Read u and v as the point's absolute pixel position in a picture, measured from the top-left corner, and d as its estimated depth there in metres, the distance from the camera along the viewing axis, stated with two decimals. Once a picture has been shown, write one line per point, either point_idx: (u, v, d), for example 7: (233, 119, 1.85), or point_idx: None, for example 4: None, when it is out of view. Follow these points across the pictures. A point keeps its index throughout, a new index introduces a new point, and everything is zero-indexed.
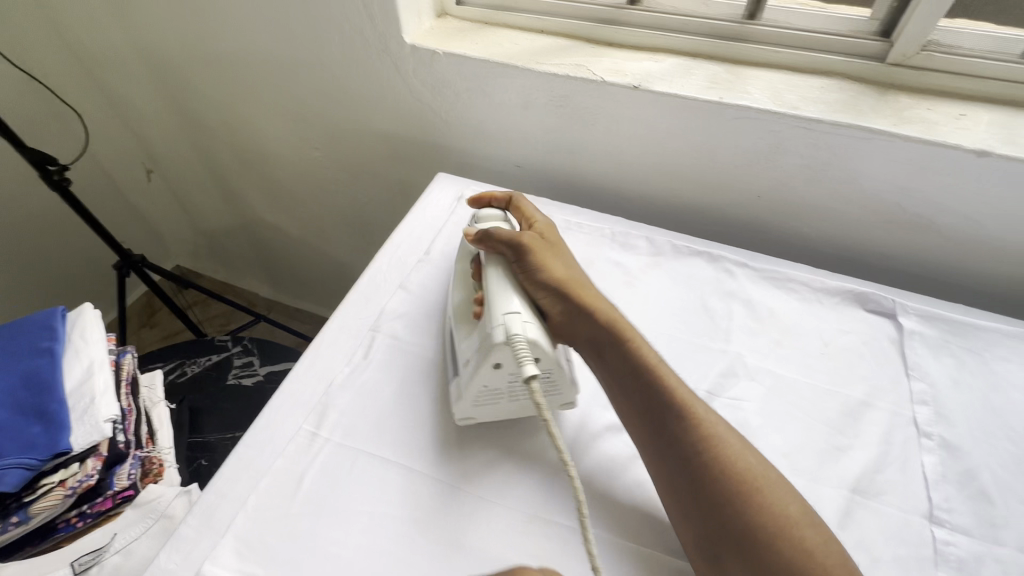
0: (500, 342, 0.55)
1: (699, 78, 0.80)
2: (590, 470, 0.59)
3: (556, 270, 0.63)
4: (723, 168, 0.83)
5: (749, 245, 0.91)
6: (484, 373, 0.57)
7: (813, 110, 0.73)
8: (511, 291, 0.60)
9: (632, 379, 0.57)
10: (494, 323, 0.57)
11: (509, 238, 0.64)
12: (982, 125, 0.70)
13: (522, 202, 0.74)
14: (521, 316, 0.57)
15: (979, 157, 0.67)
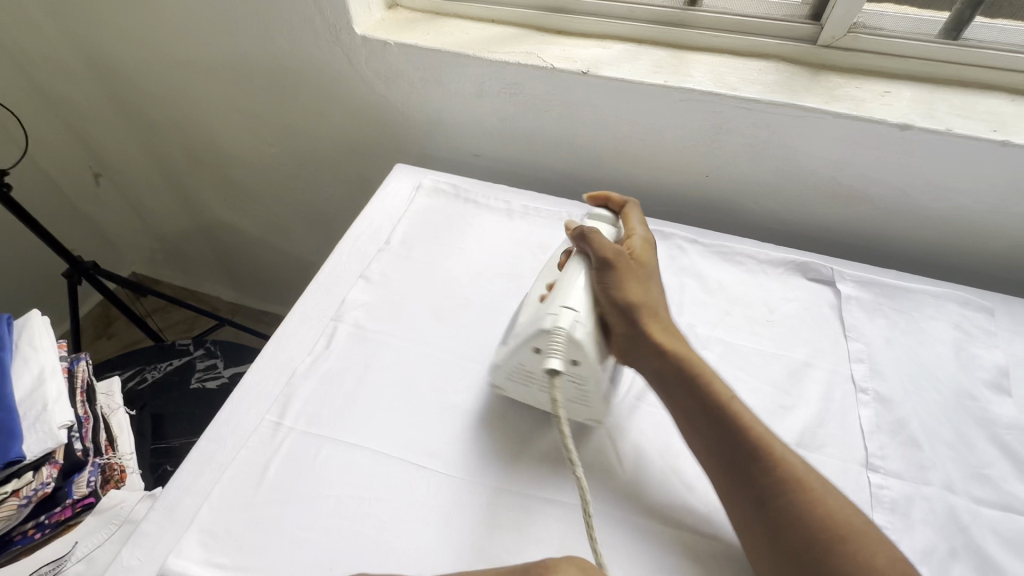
0: (544, 328, 0.56)
1: (646, 63, 0.82)
2: (553, 443, 0.61)
3: (636, 288, 0.62)
4: (672, 149, 0.86)
5: (702, 224, 0.95)
6: (522, 352, 0.59)
7: (751, 91, 0.77)
8: (578, 291, 0.60)
9: (700, 412, 0.55)
10: (549, 310, 0.58)
11: (597, 247, 0.64)
12: (905, 101, 0.75)
13: (632, 212, 0.73)
14: (576, 315, 0.57)
15: (903, 131, 0.72)
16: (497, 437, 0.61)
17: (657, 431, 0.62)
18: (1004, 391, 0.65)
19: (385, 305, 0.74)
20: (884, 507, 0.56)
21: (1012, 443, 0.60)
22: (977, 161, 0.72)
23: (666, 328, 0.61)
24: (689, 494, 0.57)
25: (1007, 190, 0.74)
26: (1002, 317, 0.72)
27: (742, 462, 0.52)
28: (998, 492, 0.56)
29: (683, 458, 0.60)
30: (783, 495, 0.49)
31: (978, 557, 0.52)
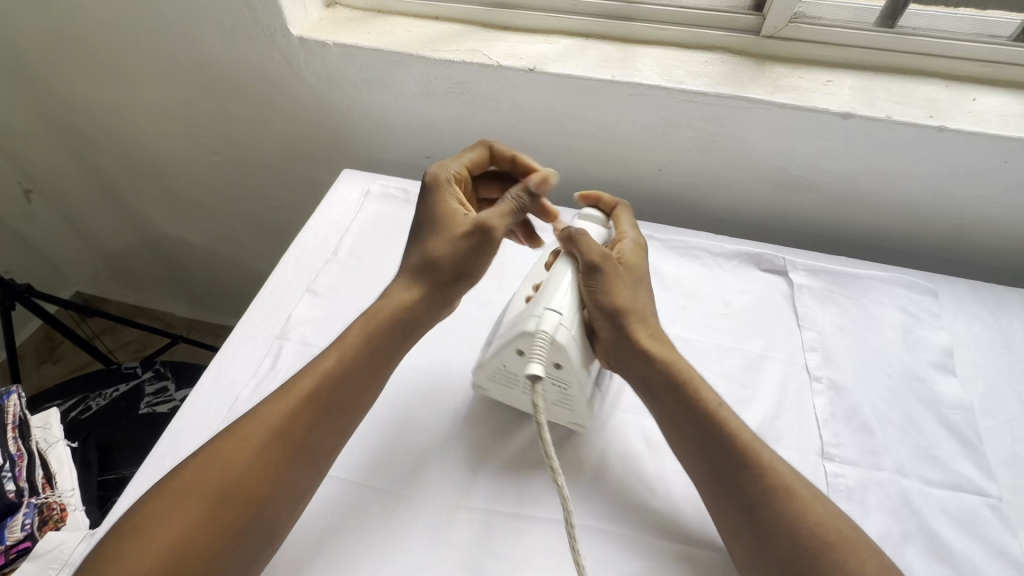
0: (527, 330, 0.55)
1: (593, 57, 0.81)
2: (513, 453, 0.59)
3: (455, 232, 0.62)
4: (624, 145, 0.85)
5: (660, 218, 0.95)
6: (505, 354, 0.57)
7: (698, 83, 0.76)
8: (567, 293, 0.59)
9: (687, 422, 0.55)
10: (533, 312, 0.56)
11: (432, 201, 0.65)
12: (847, 89, 0.76)
13: (624, 214, 0.70)
14: (560, 319, 0.56)
15: (846, 119, 0.73)
16: (454, 449, 0.59)
17: (616, 433, 0.61)
18: (949, 371, 0.66)
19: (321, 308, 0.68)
20: (840, 494, 0.56)
21: (958, 422, 0.62)
22: (916, 147, 0.73)
23: (652, 333, 0.60)
24: (651, 494, 0.56)
25: (945, 174, 0.76)
26: (946, 298, 0.74)
27: (726, 471, 0.51)
28: (947, 472, 0.58)
29: (644, 458, 0.59)
30: (772, 501, 0.48)
31: (929, 539, 0.53)
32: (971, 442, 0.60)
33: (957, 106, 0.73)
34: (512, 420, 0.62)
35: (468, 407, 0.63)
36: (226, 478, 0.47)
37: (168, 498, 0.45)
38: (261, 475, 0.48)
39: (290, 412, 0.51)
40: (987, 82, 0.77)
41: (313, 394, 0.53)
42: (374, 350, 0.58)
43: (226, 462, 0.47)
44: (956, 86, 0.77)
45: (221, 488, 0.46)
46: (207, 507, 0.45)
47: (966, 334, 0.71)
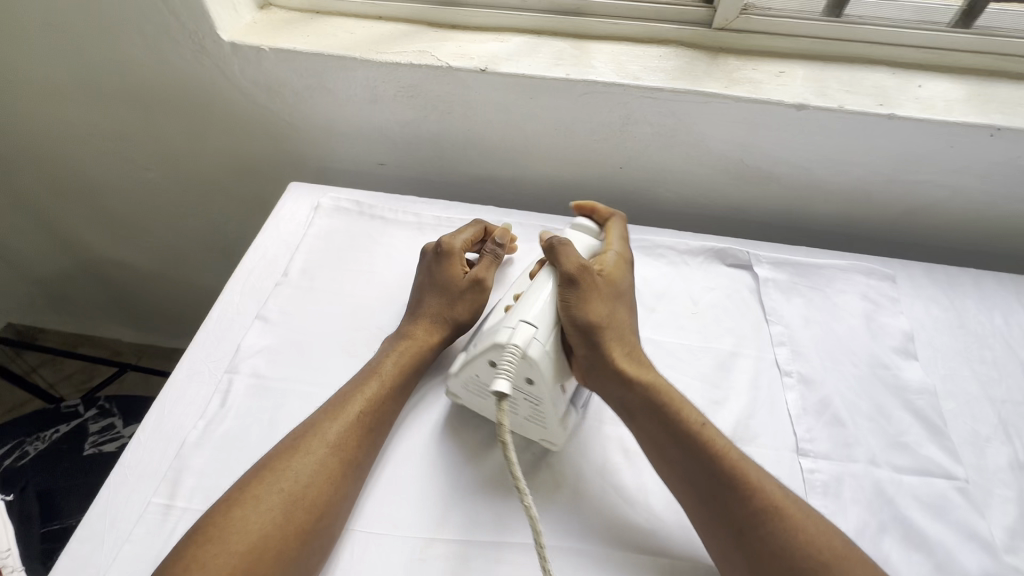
0: (498, 343, 0.53)
1: (546, 55, 0.78)
2: (488, 476, 0.56)
3: (465, 309, 0.66)
4: (584, 144, 0.83)
5: (624, 215, 0.94)
6: (476, 365, 0.55)
7: (653, 78, 0.75)
8: (543, 303, 0.57)
9: (673, 446, 0.53)
10: (505, 324, 0.55)
11: (439, 270, 0.67)
12: (800, 80, 0.76)
13: (615, 228, 0.69)
14: (534, 332, 0.54)
15: (800, 108, 0.73)
16: (425, 477, 0.56)
17: (592, 444, 0.59)
18: (911, 354, 0.68)
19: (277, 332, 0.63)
20: (818, 490, 0.56)
21: (923, 406, 0.63)
22: (870, 134, 0.74)
23: (626, 355, 0.58)
24: (632, 506, 0.55)
25: (896, 160, 0.77)
26: (904, 282, 0.75)
27: (715, 495, 0.50)
28: (917, 457, 0.59)
29: (623, 469, 0.58)
30: (762, 525, 0.48)
31: (904, 528, 0.54)
32: (937, 424, 0.61)
33: (904, 92, 0.74)
34: (485, 440, 0.59)
35: (439, 429, 0.60)
36: (264, 518, 0.47)
37: (208, 539, 0.46)
38: (298, 519, 0.48)
39: (326, 458, 0.52)
40: (932, 67, 0.78)
41: (348, 439, 0.54)
42: (396, 395, 0.59)
43: (262, 504, 0.48)
44: (903, 72, 0.78)
45: (260, 531, 0.47)
46: (246, 547, 0.46)
47: (924, 316, 0.72)
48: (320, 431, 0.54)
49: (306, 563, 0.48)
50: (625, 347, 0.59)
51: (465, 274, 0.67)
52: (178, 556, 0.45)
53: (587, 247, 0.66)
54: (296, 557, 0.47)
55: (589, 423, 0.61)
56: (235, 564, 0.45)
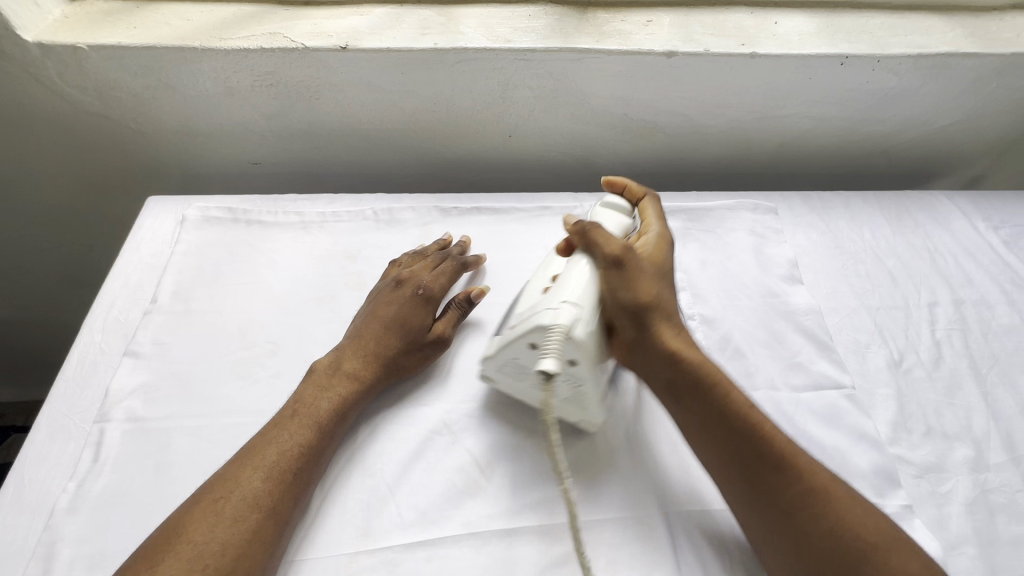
0: (540, 324, 0.46)
1: (571, 20, 0.71)
2: (501, 481, 0.50)
3: (640, 289, 0.49)
4: (615, 119, 0.76)
5: (666, 185, 0.87)
6: (517, 347, 0.48)
7: (686, 48, 0.69)
8: (586, 282, 0.49)
9: (764, 475, 0.43)
10: (547, 304, 0.47)
11: (401, 309, 0.57)
12: (827, 24, 0.73)
13: (649, 207, 0.58)
14: (580, 313, 0.46)
15: (843, 62, 0.70)
16: (466, 482, 0.50)
17: (645, 443, 0.52)
18: (959, 329, 0.64)
19: (292, 321, 0.59)
20: (892, 489, 0.51)
21: (975, 393, 0.59)
22: (898, 88, 0.75)
23: (691, 349, 0.49)
24: (696, 514, 0.49)
25: (893, 130, 0.81)
26: (947, 252, 0.72)
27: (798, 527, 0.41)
28: (976, 450, 0.55)
29: (681, 474, 0.51)
30: (844, 561, 0.39)
31: (978, 524, 0.50)
32: (996, 410, 0.58)
33: (942, 43, 0.72)
34: (527, 439, 0.52)
35: (440, 441, 0.52)
36: (252, 495, 0.43)
37: (193, 515, 0.42)
38: (279, 501, 0.44)
39: (314, 434, 0.48)
40: (966, 19, 0.75)
41: (331, 420, 0.49)
42: (334, 433, 0.49)
43: (250, 479, 0.44)
44: (939, 24, 0.74)
45: (245, 509, 0.42)
46: (233, 528, 0.41)
47: (974, 288, 0.68)
48: (310, 406, 0.50)
49: (283, 546, 0.44)
50: (681, 338, 0.49)
51: (431, 323, 0.57)
52: (155, 542, 0.40)
53: (620, 226, 0.57)
54: (276, 540, 0.43)
55: (637, 420, 0.54)
56: (225, 545, 0.40)
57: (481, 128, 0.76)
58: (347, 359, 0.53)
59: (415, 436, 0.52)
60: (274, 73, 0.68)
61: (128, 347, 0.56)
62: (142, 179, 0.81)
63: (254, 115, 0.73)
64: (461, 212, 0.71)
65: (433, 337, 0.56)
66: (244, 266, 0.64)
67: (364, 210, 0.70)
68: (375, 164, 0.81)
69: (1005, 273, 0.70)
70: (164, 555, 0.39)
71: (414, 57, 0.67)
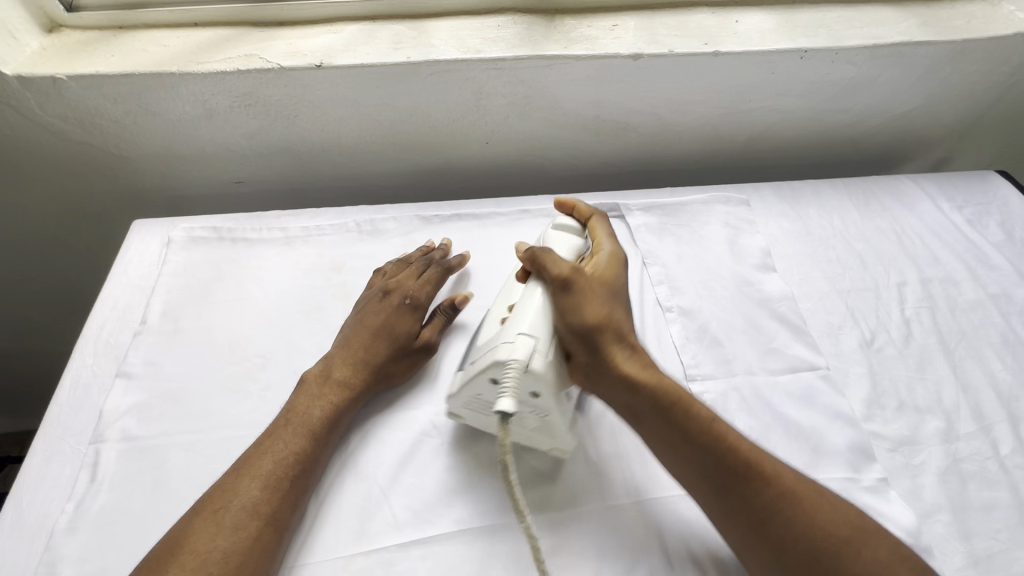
0: (497, 360, 0.46)
1: (540, 28, 0.73)
2: (492, 479, 0.51)
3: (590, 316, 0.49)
4: (588, 121, 0.79)
5: (642, 182, 0.90)
6: (478, 383, 0.48)
7: (652, 49, 0.71)
8: (540, 313, 0.49)
9: (735, 486, 0.44)
10: (504, 338, 0.47)
11: (387, 318, 0.58)
12: (786, 20, 0.76)
13: (598, 226, 0.59)
14: (536, 343, 0.47)
15: (803, 56, 0.73)
16: (458, 483, 0.51)
17: (629, 437, 0.54)
18: (928, 306, 0.67)
19: (281, 334, 0.61)
20: (867, 464, 0.53)
21: (945, 367, 0.61)
22: (857, 78, 0.78)
23: (653, 376, 0.48)
24: (680, 499, 0.51)
25: (857, 119, 0.84)
26: (914, 233, 0.75)
27: (770, 531, 0.42)
28: (947, 422, 0.57)
29: None
30: (821, 557, 0.40)
31: (951, 492, 0.52)
32: (966, 383, 0.60)
33: (897, 33, 0.75)
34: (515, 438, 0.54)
35: (429, 444, 0.53)
36: (252, 504, 0.44)
37: (194, 527, 0.43)
38: (278, 508, 0.45)
39: (308, 442, 0.49)
40: (918, 9, 0.78)
41: (323, 427, 0.51)
42: (327, 440, 0.51)
43: (250, 488, 0.45)
44: (894, 14, 0.77)
45: (246, 517, 0.43)
46: (234, 536, 0.42)
47: (940, 267, 0.71)
48: (303, 414, 0.51)
49: (281, 551, 0.45)
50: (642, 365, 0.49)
51: (417, 331, 0.59)
52: (159, 553, 0.41)
53: (570, 249, 0.57)
54: (274, 546, 0.44)
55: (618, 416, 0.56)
56: (227, 553, 0.42)
57: (458, 136, 0.78)
58: (337, 367, 0.54)
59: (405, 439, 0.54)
60: (251, 93, 0.70)
61: (119, 368, 0.57)
62: (127, 203, 0.82)
63: (235, 135, 0.75)
64: (442, 220, 0.73)
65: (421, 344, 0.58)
66: (231, 283, 0.65)
67: (347, 223, 0.71)
68: (357, 176, 0.82)
69: (970, 251, 0.73)
70: (169, 565, 0.40)
71: (388, 71, 0.69)
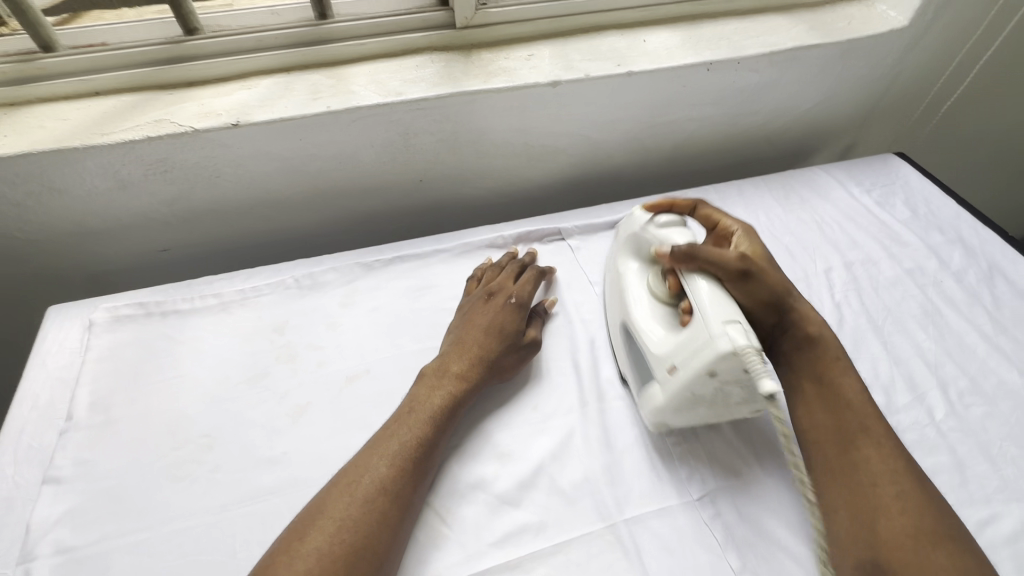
0: (733, 352, 0.46)
1: (458, 64, 0.74)
2: (467, 525, 0.50)
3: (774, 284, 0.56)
4: (518, 149, 0.80)
5: (576, 198, 0.92)
6: (690, 381, 0.49)
7: (569, 74, 0.73)
8: (724, 298, 0.49)
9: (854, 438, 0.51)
10: (714, 329, 0.47)
11: (487, 320, 0.61)
12: (689, 36, 0.80)
13: (713, 212, 0.64)
14: (746, 328, 0.47)
15: (709, 68, 0.77)
16: (431, 535, 0.49)
17: (601, 461, 0.55)
18: (854, 289, 0.71)
19: (224, 409, 0.58)
20: None
21: (877, 344, 0.65)
22: (761, 82, 0.83)
23: (818, 326, 0.57)
24: (651, 516, 0.51)
25: (767, 119, 0.90)
26: (831, 221, 0.80)
27: (882, 470, 0.49)
28: (886, 396, 0.61)
29: (634, 479, 0.54)
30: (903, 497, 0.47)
31: None
32: (897, 356, 0.64)
33: (791, 39, 0.80)
34: (486, 479, 0.53)
35: None
36: (380, 479, 0.47)
37: (331, 497, 0.46)
38: (403, 484, 0.48)
39: (428, 427, 0.52)
40: (804, 15, 0.85)
41: (442, 415, 0.53)
42: (445, 426, 0.53)
43: (377, 465, 0.48)
44: (785, 22, 0.83)
45: (373, 491, 0.46)
46: (366, 505, 0.45)
47: (859, 249, 0.76)
48: (424, 401, 0.54)
49: (407, 523, 0.47)
50: (804, 320, 0.57)
51: (524, 329, 0.62)
52: (303, 518, 0.45)
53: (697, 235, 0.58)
54: (399, 524, 0.46)
55: (585, 439, 0.56)
56: (357, 521, 0.44)
57: (389, 176, 0.78)
58: (453, 361, 0.58)
59: (471, 432, 0.56)
60: (165, 159, 0.67)
61: (46, 475, 0.52)
62: (42, 284, 0.77)
63: (154, 202, 0.71)
64: (383, 263, 0.71)
65: (532, 337, 0.62)
66: (165, 360, 0.61)
67: (284, 279, 0.69)
68: (288, 226, 0.80)
69: (882, 232, 0.79)
70: (311, 528, 0.43)
71: (308, 121, 0.67)
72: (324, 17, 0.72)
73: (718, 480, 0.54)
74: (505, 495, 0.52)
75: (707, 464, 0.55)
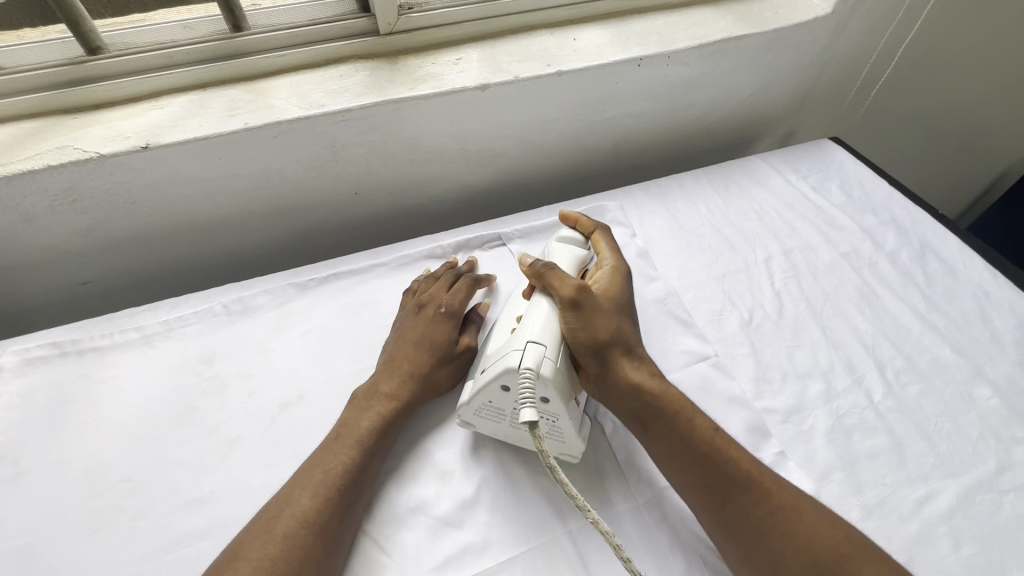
0: (514, 368, 0.49)
1: (384, 72, 0.72)
2: (408, 551, 0.48)
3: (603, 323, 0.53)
4: (452, 155, 0.78)
5: (519, 201, 0.90)
6: (490, 391, 0.51)
7: (497, 77, 0.72)
8: (546, 318, 0.52)
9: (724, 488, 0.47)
10: (514, 345, 0.50)
11: (417, 333, 0.59)
12: (619, 32, 0.80)
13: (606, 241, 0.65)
14: (544, 352, 0.50)
15: (639, 63, 0.77)
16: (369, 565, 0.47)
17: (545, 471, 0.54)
18: (793, 277, 0.72)
19: (147, 449, 0.54)
20: (764, 442, 0.55)
21: (816, 330, 0.66)
22: (694, 75, 0.83)
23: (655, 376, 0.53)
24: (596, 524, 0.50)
25: (703, 111, 0.90)
26: (771, 210, 0.81)
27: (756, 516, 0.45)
28: (826, 382, 0.61)
29: (579, 487, 0.53)
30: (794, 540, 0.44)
31: (839, 449, 0.56)
32: (835, 341, 0.65)
33: (719, 31, 0.80)
34: (427, 500, 0.51)
35: None
36: (302, 512, 0.45)
37: (248, 538, 0.44)
38: (328, 516, 0.46)
39: (357, 452, 0.50)
40: (732, 6, 0.85)
41: (372, 438, 0.51)
42: (376, 449, 0.51)
43: (300, 498, 0.46)
44: (713, 14, 0.83)
45: (295, 526, 0.44)
46: (286, 542, 0.43)
47: (797, 236, 0.77)
48: (352, 426, 0.52)
49: (336, 558, 0.45)
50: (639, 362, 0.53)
51: (457, 339, 0.60)
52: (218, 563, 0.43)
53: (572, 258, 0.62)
54: (325, 559, 0.44)
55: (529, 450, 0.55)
56: (276, 560, 0.42)
57: (320, 190, 0.75)
58: (382, 380, 0.56)
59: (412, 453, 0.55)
60: (71, 188, 0.63)
61: None
62: None
63: (65, 233, 0.67)
64: (318, 282, 0.69)
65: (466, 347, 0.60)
66: (82, 403, 0.57)
67: (211, 305, 0.66)
68: (217, 249, 0.77)
69: (819, 217, 0.80)
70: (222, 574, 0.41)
71: (225, 139, 0.64)
72: (237, 29, 0.68)
73: (663, 481, 0.53)
74: (446, 516, 0.50)
75: (648, 468, 0.54)
